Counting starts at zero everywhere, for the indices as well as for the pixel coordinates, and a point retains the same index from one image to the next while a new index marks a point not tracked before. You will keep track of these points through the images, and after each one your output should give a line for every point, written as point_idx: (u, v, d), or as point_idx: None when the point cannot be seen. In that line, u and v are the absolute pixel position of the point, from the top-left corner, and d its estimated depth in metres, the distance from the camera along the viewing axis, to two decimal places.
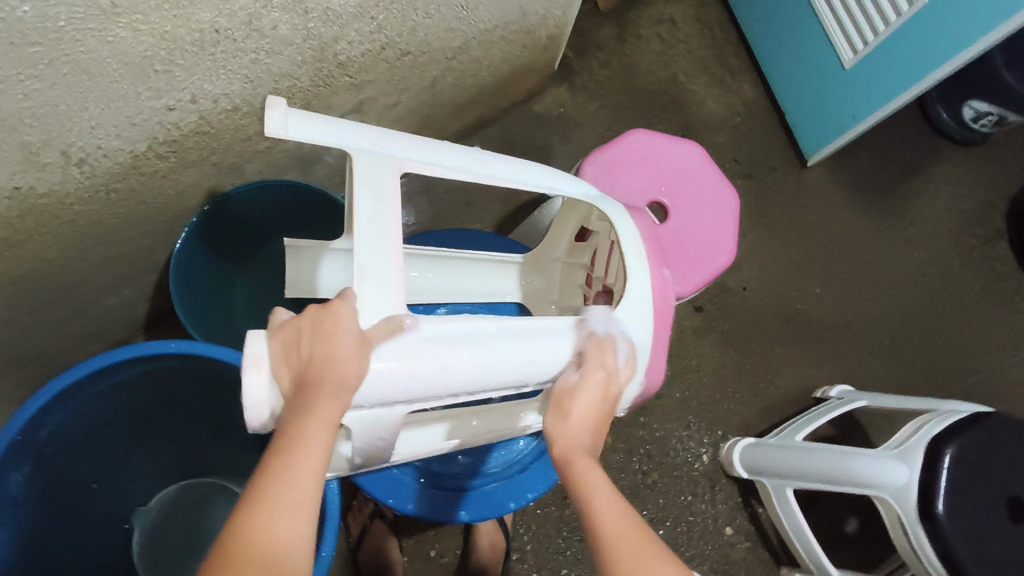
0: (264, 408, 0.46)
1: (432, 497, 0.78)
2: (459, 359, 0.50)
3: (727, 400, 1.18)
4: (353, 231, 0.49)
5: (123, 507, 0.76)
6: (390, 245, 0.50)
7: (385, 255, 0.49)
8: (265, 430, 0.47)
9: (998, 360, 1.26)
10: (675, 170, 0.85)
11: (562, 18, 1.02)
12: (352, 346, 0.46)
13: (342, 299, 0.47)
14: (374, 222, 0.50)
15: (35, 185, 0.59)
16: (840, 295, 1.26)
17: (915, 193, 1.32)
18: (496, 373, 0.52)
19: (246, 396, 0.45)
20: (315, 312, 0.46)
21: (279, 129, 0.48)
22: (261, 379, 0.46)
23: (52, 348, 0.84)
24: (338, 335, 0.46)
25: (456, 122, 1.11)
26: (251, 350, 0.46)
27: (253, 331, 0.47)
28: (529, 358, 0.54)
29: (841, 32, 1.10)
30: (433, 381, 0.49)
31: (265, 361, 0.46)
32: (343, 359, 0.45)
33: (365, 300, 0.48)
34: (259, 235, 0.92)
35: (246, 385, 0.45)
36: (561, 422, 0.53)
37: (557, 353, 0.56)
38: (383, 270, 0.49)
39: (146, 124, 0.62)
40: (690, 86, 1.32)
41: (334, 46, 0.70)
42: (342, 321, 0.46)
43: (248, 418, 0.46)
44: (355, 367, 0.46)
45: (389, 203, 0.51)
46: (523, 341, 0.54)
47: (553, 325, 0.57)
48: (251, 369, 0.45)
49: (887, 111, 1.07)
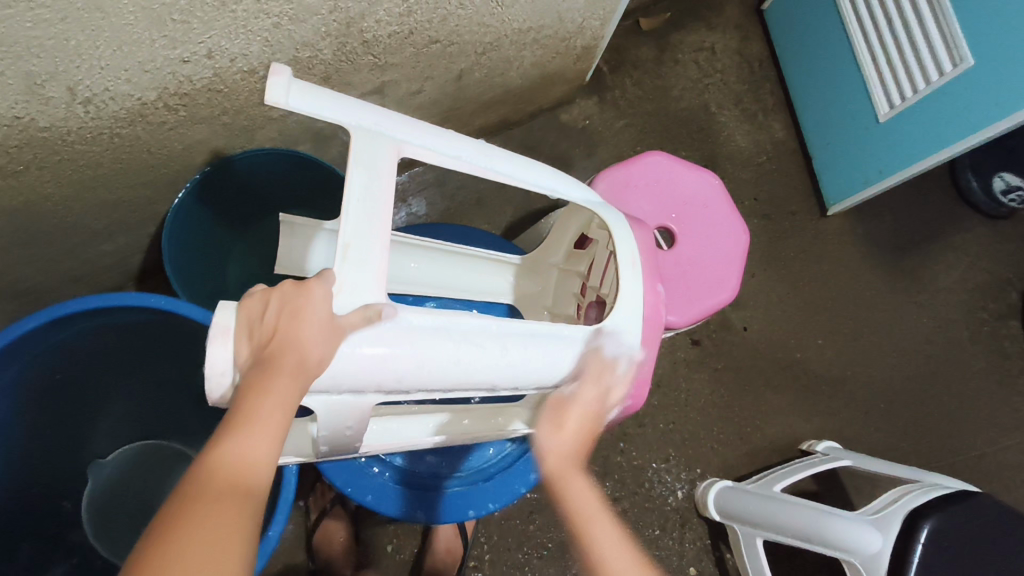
0: (227, 380, 0.44)
1: (393, 494, 0.76)
2: (438, 353, 0.49)
3: (710, 439, 1.16)
4: (341, 210, 0.47)
5: (83, 456, 0.75)
6: (377, 228, 0.48)
7: (371, 236, 0.47)
8: (224, 405, 0.45)
9: (993, 440, 1.23)
10: (687, 198, 0.84)
11: (600, 30, 1.01)
12: (319, 328, 0.44)
13: (317, 280, 0.45)
14: (365, 204, 0.48)
15: (37, 117, 0.58)
16: (842, 350, 1.24)
17: (933, 258, 1.29)
18: (472, 373, 0.51)
19: (208, 365, 0.43)
20: (286, 288, 0.44)
21: (278, 98, 0.46)
22: (224, 352, 0.43)
23: (38, 284, 0.83)
24: (307, 315, 0.44)
25: (478, 120, 1.10)
26: (218, 320, 0.44)
27: (224, 300, 0.45)
28: (509, 363, 0.52)
29: (880, 84, 1.08)
30: (407, 373, 0.48)
31: (232, 333, 0.44)
32: (309, 341, 0.44)
33: (344, 282, 0.46)
34: (262, 204, 0.91)
35: (209, 355, 0.43)
36: (555, 433, 0.62)
37: (535, 362, 0.54)
38: (366, 252, 0.47)
39: (159, 73, 0.61)
40: (720, 118, 1.30)
41: (361, 23, 0.69)
42: (313, 302, 0.44)
43: (208, 389, 0.44)
44: (320, 352, 0.44)
45: (382, 187, 0.49)
46: (503, 341, 0.52)
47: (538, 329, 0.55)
48: (217, 340, 0.43)
49: (915, 171, 1.05)
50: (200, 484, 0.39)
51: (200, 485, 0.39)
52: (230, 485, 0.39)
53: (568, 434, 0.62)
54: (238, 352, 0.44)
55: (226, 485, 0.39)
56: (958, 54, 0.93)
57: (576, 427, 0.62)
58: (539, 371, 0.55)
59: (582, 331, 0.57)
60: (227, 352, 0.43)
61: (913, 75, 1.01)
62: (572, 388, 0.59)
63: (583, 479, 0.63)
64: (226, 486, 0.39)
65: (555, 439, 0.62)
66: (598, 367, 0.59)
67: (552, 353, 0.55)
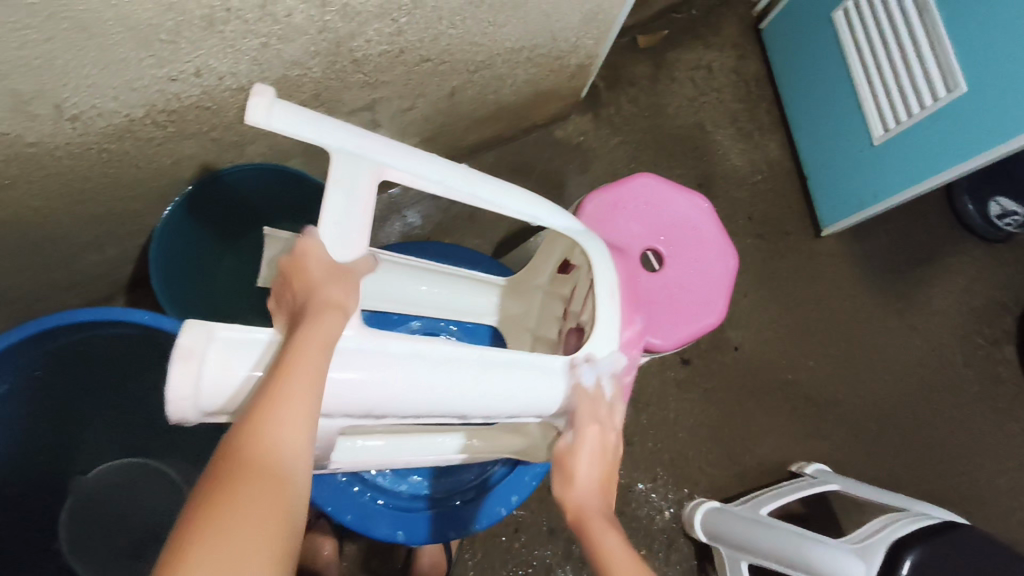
0: (188, 401, 0.41)
1: (373, 513, 0.75)
2: (408, 386, 0.47)
3: (700, 459, 1.15)
4: (318, 231, 0.47)
5: (66, 469, 0.75)
6: (358, 214, 0.48)
7: (353, 209, 0.48)
8: (187, 422, 0.42)
9: (985, 466, 1.22)
10: (677, 220, 0.84)
11: (595, 49, 1.01)
12: (324, 274, 0.46)
13: (306, 237, 0.47)
14: (342, 226, 0.48)
15: (23, 134, 0.58)
16: (834, 371, 1.23)
17: (927, 281, 1.29)
18: (445, 402, 0.49)
19: (170, 389, 0.40)
20: (287, 261, 0.48)
21: (259, 117, 0.45)
22: (185, 373, 0.40)
23: (28, 294, 0.83)
24: (310, 266, 0.46)
25: (472, 135, 1.10)
26: (182, 342, 0.40)
27: (190, 320, 0.41)
28: (484, 393, 0.51)
29: (875, 107, 1.09)
30: (381, 402, 0.47)
31: (198, 357, 0.41)
32: (322, 285, 0.46)
33: (329, 233, 0.48)
34: (251, 217, 0.92)
35: (171, 378, 0.40)
36: (568, 486, 0.55)
37: (512, 392, 0.52)
38: (350, 214, 0.48)
39: (146, 91, 0.61)
40: (716, 136, 1.30)
41: (351, 43, 0.69)
42: (309, 255, 0.47)
43: (167, 411, 0.41)
44: (338, 292, 0.46)
45: (360, 210, 0.48)
46: (473, 370, 0.50)
47: (510, 357, 0.53)
48: (179, 363, 0.40)
49: (909, 195, 1.05)
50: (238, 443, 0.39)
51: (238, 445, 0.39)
52: (268, 438, 0.40)
53: (582, 482, 0.55)
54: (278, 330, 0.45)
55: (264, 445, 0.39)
56: (953, 80, 0.93)
57: (588, 472, 0.56)
58: (513, 402, 0.53)
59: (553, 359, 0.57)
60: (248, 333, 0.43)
61: (908, 99, 1.02)
62: (571, 436, 0.57)
63: (614, 529, 0.53)
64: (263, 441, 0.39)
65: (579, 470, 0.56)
66: (588, 405, 0.57)
67: (528, 380, 0.54)
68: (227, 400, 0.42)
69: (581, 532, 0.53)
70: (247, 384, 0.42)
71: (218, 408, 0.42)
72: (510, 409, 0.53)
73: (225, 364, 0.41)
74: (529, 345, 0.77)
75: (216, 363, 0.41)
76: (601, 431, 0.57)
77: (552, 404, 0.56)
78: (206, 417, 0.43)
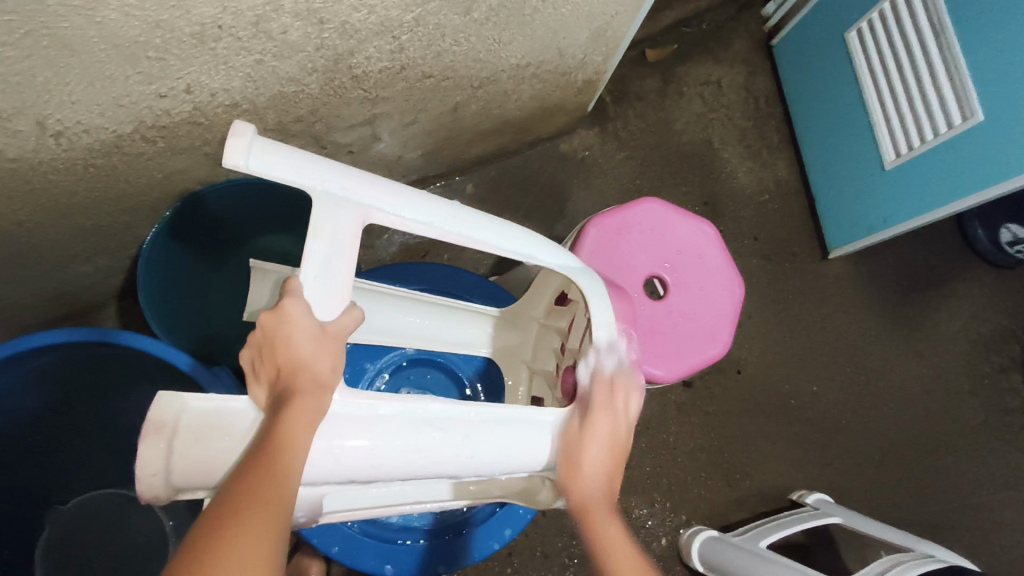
0: (161, 478, 0.39)
1: (360, 546, 0.73)
2: (397, 451, 0.44)
3: (698, 484, 1.13)
4: (300, 288, 0.44)
5: (44, 489, 0.73)
6: (341, 269, 0.45)
7: (337, 263, 0.45)
8: (159, 503, 0.40)
9: (989, 497, 1.20)
10: (682, 247, 0.81)
11: (602, 65, 0.98)
12: (311, 339, 0.43)
13: (291, 297, 0.43)
14: (323, 281, 0.45)
15: (5, 149, 0.56)
16: (837, 396, 1.21)
17: (935, 306, 1.26)
18: (429, 466, 0.46)
19: (138, 466, 0.38)
20: (264, 322, 0.43)
21: (238, 160, 0.43)
22: (157, 450, 0.39)
23: (12, 307, 0.81)
24: (294, 335, 0.43)
25: (475, 149, 1.08)
26: (153, 415, 0.39)
27: (161, 391, 0.40)
28: (469, 454, 0.47)
29: (887, 131, 1.06)
30: (364, 467, 0.44)
31: (170, 431, 0.39)
32: (309, 360, 0.43)
33: (311, 293, 0.44)
34: (243, 232, 0.90)
35: (140, 455, 0.39)
36: (574, 476, 0.51)
37: (501, 451, 0.48)
38: (333, 265, 0.45)
39: (134, 107, 0.59)
40: (723, 154, 1.28)
41: (350, 59, 0.66)
42: (293, 321, 0.43)
43: (138, 491, 0.39)
44: (329, 363, 0.43)
45: (342, 264, 0.45)
46: (465, 430, 0.47)
47: (507, 415, 0.49)
48: (149, 438, 0.39)
49: (920, 222, 1.03)
50: (229, 506, 0.37)
51: (225, 510, 0.37)
52: (258, 504, 0.38)
53: (588, 476, 0.51)
54: (256, 398, 0.42)
55: (258, 506, 0.38)
56: (968, 108, 0.91)
57: (596, 467, 0.52)
58: (506, 463, 0.49)
59: (549, 414, 0.52)
60: (242, 403, 0.42)
61: (922, 126, 0.99)
62: (581, 424, 0.52)
63: (618, 522, 0.51)
64: (256, 505, 0.38)
65: (592, 462, 0.52)
66: (604, 395, 0.55)
67: (523, 440, 0.49)
68: (201, 477, 0.40)
69: (583, 519, 0.51)
70: (221, 459, 0.41)
71: (191, 486, 0.41)
72: (505, 469, 0.50)
73: (199, 439, 0.40)
74: (527, 375, 0.77)
75: (187, 437, 0.40)
76: (613, 422, 0.54)
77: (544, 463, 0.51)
78: (181, 494, 0.41)
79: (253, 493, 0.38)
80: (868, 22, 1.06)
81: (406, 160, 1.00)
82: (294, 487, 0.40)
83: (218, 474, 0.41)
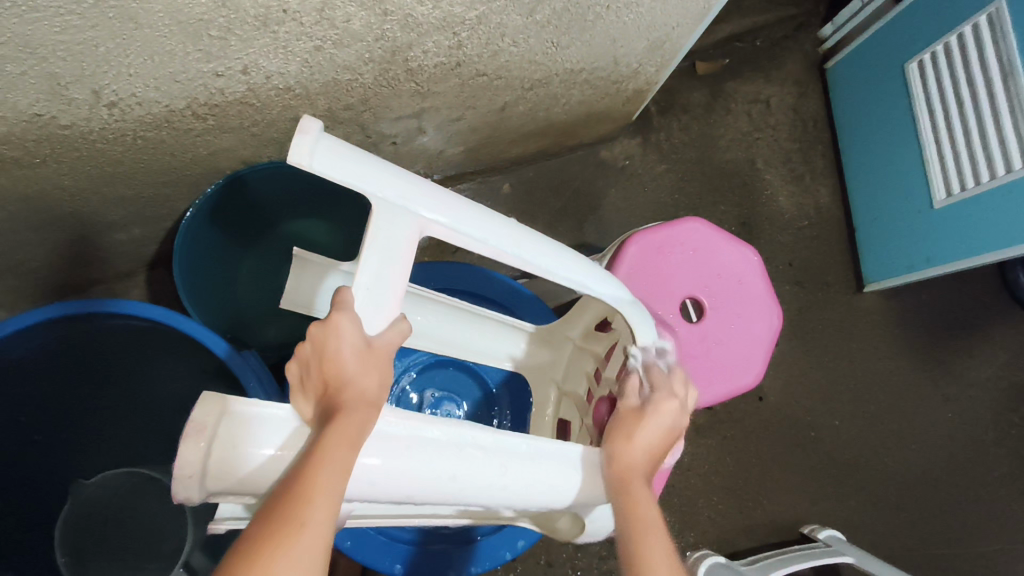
0: (197, 482, 0.38)
1: (372, 543, 0.74)
2: (432, 476, 0.43)
3: (710, 509, 1.11)
4: (350, 301, 0.43)
5: (61, 455, 0.73)
6: (394, 282, 0.45)
7: (389, 275, 0.45)
8: (191, 504, 0.39)
9: (1003, 549, 1.17)
10: (722, 272, 0.79)
11: (655, 76, 0.96)
12: (359, 357, 0.42)
13: (340, 311, 0.42)
14: (374, 294, 0.44)
15: (58, 116, 0.55)
16: (858, 432, 1.18)
17: (967, 350, 1.23)
18: (462, 493, 0.44)
19: (176, 467, 0.37)
20: (313, 333, 0.42)
21: (301, 159, 0.41)
22: (196, 452, 0.37)
23: (46, 266, 0.81)
24: (342, 352, 0.42)
25: (515, 148, 1.06)
26: (194, 416, 0.38)
27: (206, 392, 0.39)
28: (504, 485, 0.45)
29: (939, 168, 1.03)
30: (400, 489, 0.42)
31: (210, 433, 0.38)
32: (356, 378, 0.42)
33: (362, 305, 0.44)
34: (277, 212, 0.90)
35: (179, 456, 0.37)
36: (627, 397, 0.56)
37: (537, 485, 0.47)
38: (385, 276, 0.45)
39: (190, 84, 0.58)
40: (765, 175, 1.25)
41: (407, 52, 0.65)
42: (342, 336, 0.42)
43: (174, 491, 0.37)
44: (375, 382, 0.43)
45: (395, 277, 0.45)
46: (504, 463, 0.46)
47: (543, 449, 0.48)
48: (188, 439, 0.37)
49: (964, 265, 1.00)
50: (268, 523, 0.37)
51: (263, 531, 0.37)
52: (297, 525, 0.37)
53: (639, 402, 0.56)
54: (301, 411, 0.42)
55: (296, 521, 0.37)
56: None
57: (649, 399, 0.56)
58: (542, 498, 0.48)
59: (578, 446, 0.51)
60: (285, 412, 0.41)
61: (978, 166, 0.96)
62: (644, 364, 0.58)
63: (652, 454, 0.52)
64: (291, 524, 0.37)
65: (648, 395, 0.57)
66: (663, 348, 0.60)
67: (558, 474, 0.48)
68: (237, 482, 0.39)
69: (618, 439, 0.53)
70: (259, 465, 0.39)
71: (224, 490, 0.39)
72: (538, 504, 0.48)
73: (235, 443, 0.39)
74: (554, 397, 0.76)
75: (227, 442, 0.38)
76: (676, 369, 0.58)
77: (574, 501, 0.50)
78: (213, 497, 0.40)
79: (292, 513, 0.37)
80: (932, 54, 1.03)
81: (447, 155, 0.99)
82: (333, 504, 0.39)
83: (252, 482, 0.40)
